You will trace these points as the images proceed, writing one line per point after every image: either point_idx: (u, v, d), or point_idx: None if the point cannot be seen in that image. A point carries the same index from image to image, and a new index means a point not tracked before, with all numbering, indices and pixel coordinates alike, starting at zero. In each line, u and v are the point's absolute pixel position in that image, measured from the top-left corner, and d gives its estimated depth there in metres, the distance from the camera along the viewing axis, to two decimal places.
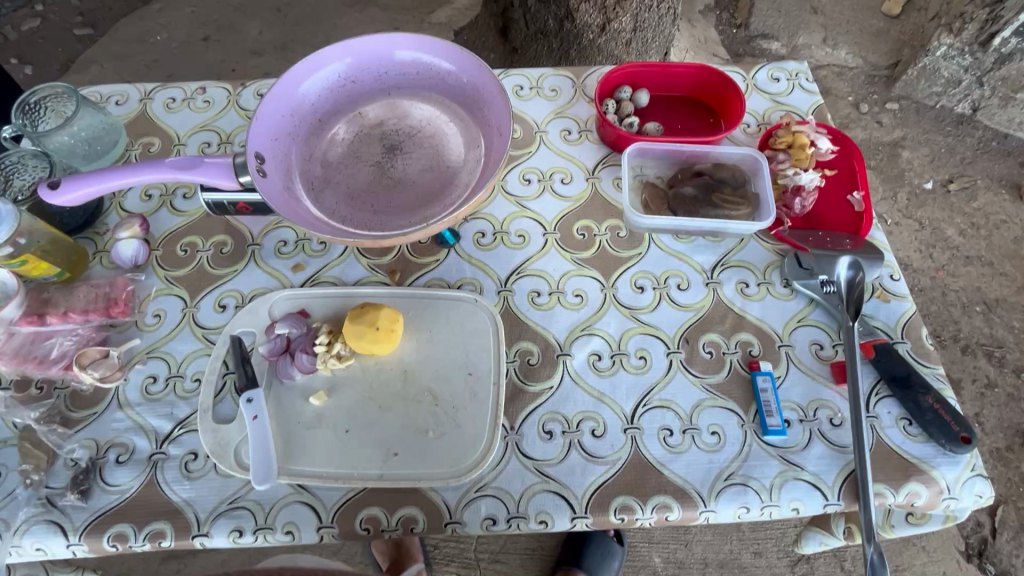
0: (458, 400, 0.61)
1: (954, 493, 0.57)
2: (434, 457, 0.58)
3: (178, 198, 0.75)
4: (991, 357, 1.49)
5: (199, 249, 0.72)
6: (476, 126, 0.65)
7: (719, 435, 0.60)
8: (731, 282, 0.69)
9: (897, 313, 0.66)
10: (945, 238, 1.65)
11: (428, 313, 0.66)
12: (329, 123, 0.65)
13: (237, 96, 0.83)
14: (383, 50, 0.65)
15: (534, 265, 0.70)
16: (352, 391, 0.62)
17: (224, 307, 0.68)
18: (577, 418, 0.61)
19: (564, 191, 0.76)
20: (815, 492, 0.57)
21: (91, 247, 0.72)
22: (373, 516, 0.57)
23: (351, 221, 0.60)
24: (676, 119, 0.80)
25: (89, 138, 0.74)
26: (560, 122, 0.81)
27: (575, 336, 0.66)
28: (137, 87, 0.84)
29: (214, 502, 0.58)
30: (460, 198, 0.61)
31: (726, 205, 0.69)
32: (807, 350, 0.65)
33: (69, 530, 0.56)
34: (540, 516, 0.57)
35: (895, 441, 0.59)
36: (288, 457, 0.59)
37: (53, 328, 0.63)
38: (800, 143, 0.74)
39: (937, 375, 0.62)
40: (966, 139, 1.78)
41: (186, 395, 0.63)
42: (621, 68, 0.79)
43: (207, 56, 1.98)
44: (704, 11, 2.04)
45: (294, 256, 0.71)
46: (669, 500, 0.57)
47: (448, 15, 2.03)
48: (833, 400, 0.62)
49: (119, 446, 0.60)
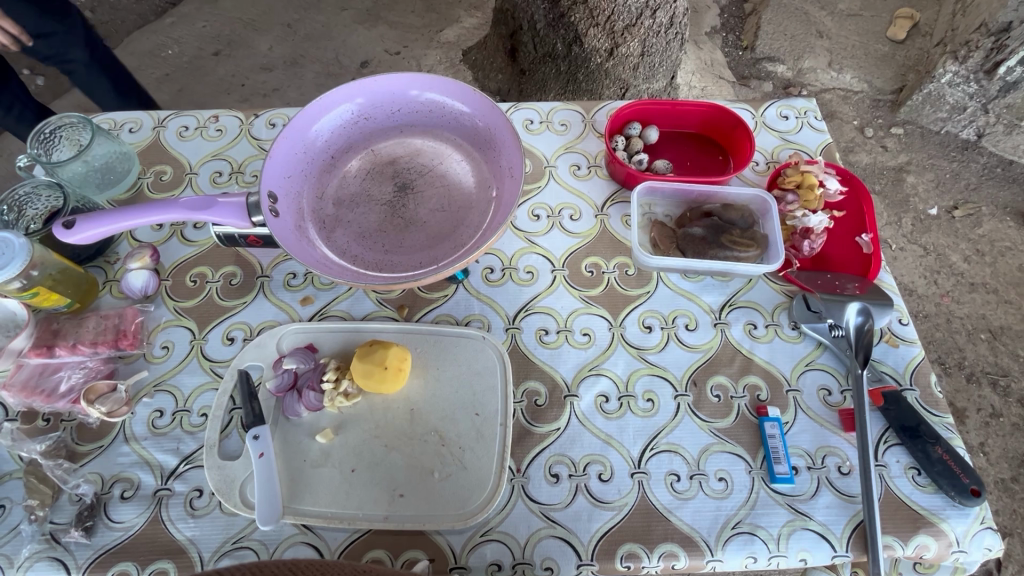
0: (464, 441, 0.61)
1: (963, 546, 0.56)
2: (439, 498, 0.58)
3: (189, 227, 0.76)
4: (996, 386, 1.49)
5: (209, 280, 0.72)
6: (488, 165, 0.65)
7: (726, 482, 0.60)
8: (739, 323, 0.69)
9: (905, 359, 0.66)
10: (950, 264, 1.65)
11: (435, 351, 0.66)
12: (341, 160, 0.66)
13: (249, 125, 0.83)
14: (396, 89, 0.65)
15: (542, 302, 0.71)
16: (359, 430, 0.62)
17: (232, 340, 0.68)
18: (584, 461, 0.61)
19: (572, 227, 0.76)
20: (823, 543, 0.57)
21: (101, 277, 0.72)
22: (378, 559, 0.57)
23: (362, 260, 0.61)
24: (685, 156, 0.81)
25: (102, 167, 0.75)
26: (570, 157, 0.81)
27: (582, 376, 0.66)
28: (151, 115, 0.84)
29: (219, 542, 0.57)
30: (471, 238, 0.61)
31: (735, 246, 0.69)
32: (815, 396, 0.64)
33: (72, 567, 0.56)
34: (545, 562, 0.56)
35: (903, 491, 0.59)
36: (293, 496, 0.59)
37: (61, 360, 0.63)
38: (809, 183, 0.74)
39: (947, 424, 0.62)
40: (971, 164, 1.79)
41: (192, 430, 0.63)
42: (631, 104, 0.80)
43: (217, 71, 2.00)
44: (710, 33, 2.06)
45: (303, 289, 0.71)
46: (675, 548, 0.56)
47: (457, 34, 2.05)
48: (841, 447, 0.61)
49: (125, 481, 0.60)
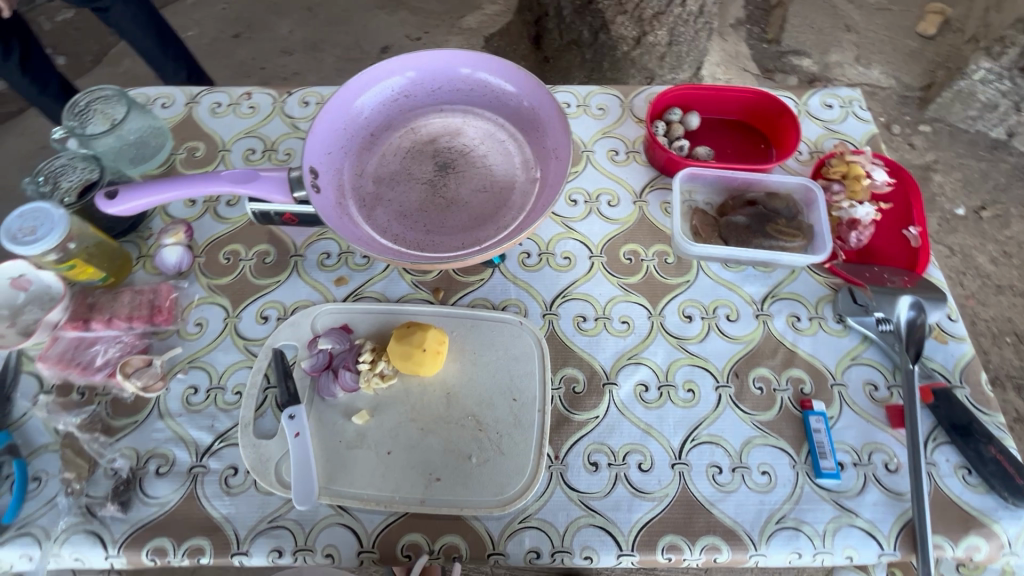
0: (502, 427, 0.60)
1: (1015, 549, 0.55)
2: (477, 483, 0.57)
3: (222, 204, 0.75)
4: (1021, 391, 1.46)
5: (242, 258, 0.71)
6: (532, 146, 0.63)
7: (769, 475, 0.58)
8: (782, 314, 0.68)
9: (954, 356, 0.64)
10: (977, 266, 1.62)
11: (472, 335, 0.65)
12: (381, 138, 0.64)
13: (282, 103, 0.82)
14: (438, 67, 0.64)
15: (580, 288, 0.69)
16: (395, 412, 0.61)
17: (266, 319, 0.67)
18: (623, 450, 0.60)
19: (610, 213, 0.75)
20: (870, 541, 0.55)
21: (135, 252, 0.71)
22: (415, 542, 0.56)
23: (403, 239, 0.59)
24: (727, 143, 0.79)
25: (136, 141, 0.74)
26: (607, 142, 0.80)
27: (621, 364, 0.65)
28: (183, 90, 0.83)
29: (254, 520, 0.57)
30: (514, 220, 0.60)
31: (781, 236, 0.67)
32: (861, 391, 0.63)
33: (108, 542, 0.56)
34: (584, 551, 0.55)
35: (953, 491, 0.57)
36: (329, 477, 0.58)
37: (97, 334, 0.63)
38: (855, 173, 0.72)
39: (998, 423, 0.60)
40: (1000, 164, 1.75)
41: (227, 408, 0.62)
42: (673, 89, 0.78)
43: (237, 53, 1.99)
44: (736, 25, 2.02)
45: (337, 269, 0.70)
46: (718, 541, 0.55)
47: (477, 21, 2.03)
48: (888, 444, 0.60)
49: (159, 457, 0.60)
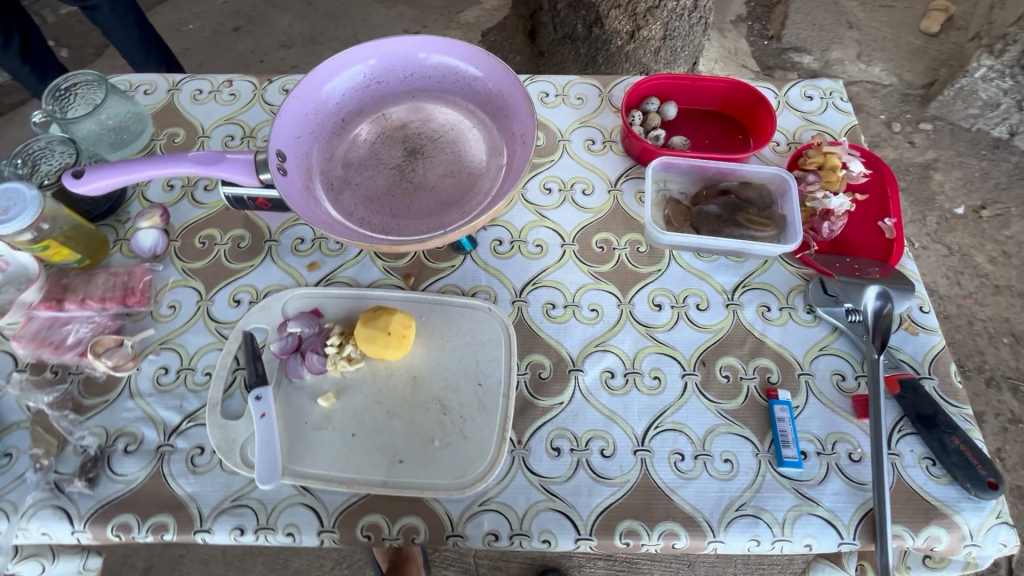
0: (466, 411, 0.60)
1: (976, 540, 0.54)
2: (438, 466, 0.58)
3: (200, 189, 0.76)
4: (1016, 392, 1.44)
5: (217, 242, 0.72)
6: (500, 133, 0.64)
7: (731, 463, 0.58)
8: (752, 304, 0.67)
9: (924, 347, 0.63)
10: (974, 265, 1.60)
11: (440, 320, 0.65)
12: (352, 123, 0.65)
13: (262, 91, 0.83)
14: (409, 52, 0.64)
15: (550, 276, 0.69)
16: (361, 395, 0.61)
17: (238, 303, 0.68)
18: (586, 436, 0.60)
19: (585, 202, 0.75)
20: (829, 529, 0.55)
21: (112, 235, 0.72)
22: (375, 523, 0.57)
23: (369, 223, 0.60)
24: (704, 133, 0.79)
25: (116, 126, 0.76)
26: (584, 132, 0.80)
27: (588, 351, 0.65)
28: (166, 78, 0.84)
29: (218, 498, 0.58)
30: (479, 205, 0.60)
31: (751, 225, 0.67)
32: (828, 381, 0.62)
33: (74, 517, 0.57)
34: (542, 535, 0.56)
35: (917, 482, 0.57)
36: (293, 457, 0.58)
37: (70, 314, 0.64)
38: (831, 164, 0.71)
39: (965, 415, 0.60)
40: (1002, 164, 1.72)
41: (196, 388, 0.63)
42: (650, 79, 0.78)
43: (237, 47, 2.00)
44: (736, 21, 2.00)
45: (310, 254, 0.71)
46: (676, 528, 0.55)
47: (476, 16, 2.03)
48: (853, 434, 0.60)
49: (128, 435, 0.60)
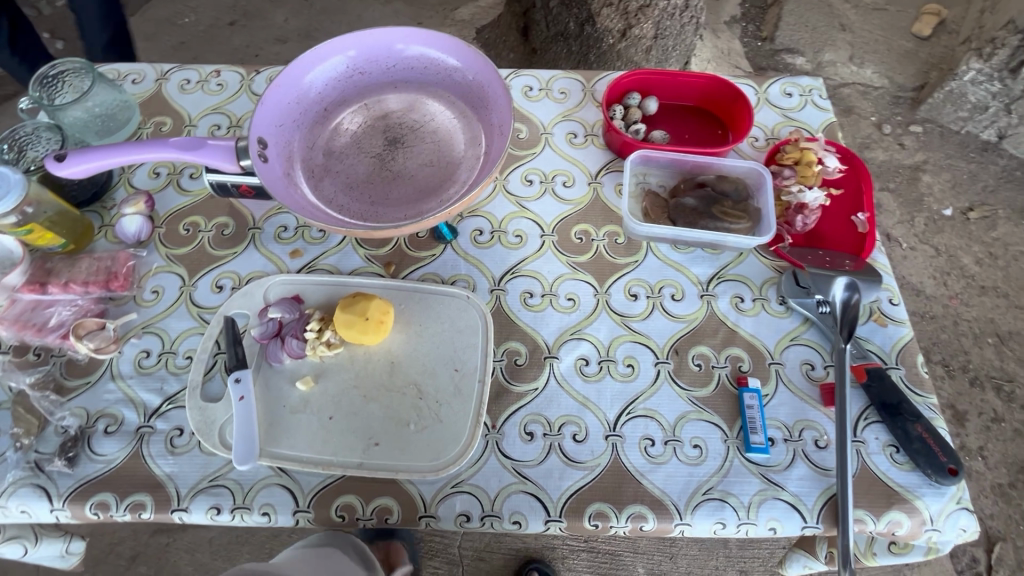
0: (442, 396, 0.61)
1: (936, 525, 0.56)
2: (413, 449, 0.59)
3: (185, 177, 0.77)
4: (999, 392, 1.46)
5: (201, 229, 0.73)
6: (479, 124, 0.65)
7: (700, 449, 0.59)
8: (726, 295, 0.69)
9: (892, 339, 0.65)
10: (960, 266, 1.62)
11: (419, 307, 0.66)
12: (335, 112, 0.66)
13: (250, 81, 0.84)
14: (391, 43, 0.65)
15: (529, 265, 0.71)
16: (339, 379, 0.62)
17: (221, 288, 0.69)
18: (559, 421, 0.61)
19: (565, 194, 0.76)
20: (794, 513, 0.56)
21: (97, 221, 0.73)
22: (349, 504, 0.58)
23: (348, 210, 0.61)
24: (684, 128, 0.80)
25: (103, 114, 0.76)
26: (567, 125, 0.81)
27: (564, 339, 0.66)
28: (154, 67, 0.85)
29: (196, 478, 0.58)
30: (457, 194, 0.61)
31: (725, 217, 0.68)
32: (798, 370, 0.64)
33: (53, 495, 0.58)
34: (513, 516, 0.57)
35: (880, 468, 0.58)
36: (270, 439, 0.59)
37: (53, 297, 0.65)
38: (807, 160, 0.72)
39: (930, 404, 0.61)
40: (990, 166, 1.74)
41: (177, 371, 0.64)
42: (631, 74, 0.79)
43: (232, 41, 2.01)
44: (730, 22, 2.01)
45: (293, 242, 0.72)
46: (645, 510, 0.57)
47: (472, 13, 2.04)
48: (820, 421, 0.61)
49: (109, 417, 0.61)
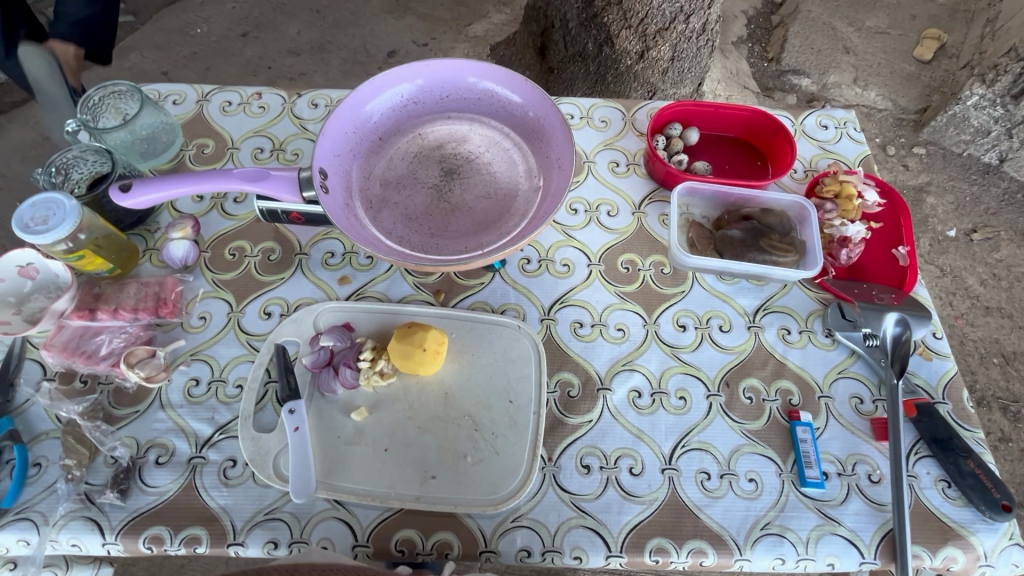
0: (497, 427, 0.61)
1: (991, 561, 0.57)
2: (471, 482, 0.58)
3: (230, 201, 0.76)
4: (1006, 412, 1.49)
5: (248, 254, 0.73)
6: (536, 156, 0.66)
7: (756, 483, 0.60)
8: (773, 327, 0.69)
9: (938, 373, 0.66)
10: (966, 287, 1.65)
11: (471, 336, 0.66)
12: (389, 142, 0.67)
13: (292, 104, 0.84)
14: (448, 75, 0.67)
15: (577, 295, 0.71)
16: (394, 410, 0.62)
17: (269, 315, 0.69)
18: (615, 454, 0.61)
19: (609, 223, 0.76)
20: (851, 549, 0.57)
21: (142, 244, 0.73)
22: (409, 538, 0.57)
23: (408, 242, 0.62)
24: (724, 159, 0.81)
25: (148, 136, 0.75)
26: (608, 154, 0.82)
27: (616, 370, 0.66)
28: (194, 88, 0.85)
29: (251, 511, 0.58)
30: (516, 227, 0.62)
31: (773, 251, 0.69)
32: (847, 404, 0.65)
33: (106, 528, 0.57)
34: (574, 551, 0.57)
35: (933, 503, 0.59)
36: (327, 471, 0.59)
37: (102, 324, 0.64)
38: (848, 193, 0.73)
39: (978, 439, 0.63)
40: (991, 189, 1.77)
41: (227, 400, 0.63)
42: (673, 105, 0.80)
43: (245, 52, 2.00)
44: (737, 43, 2.03)
45: (341, 268, 0.72)
46: (704, 545, 0.57)
47: (484, 30, 2.06)
48: (872, 455, 0.62)
49: (160, 447, 0.61)
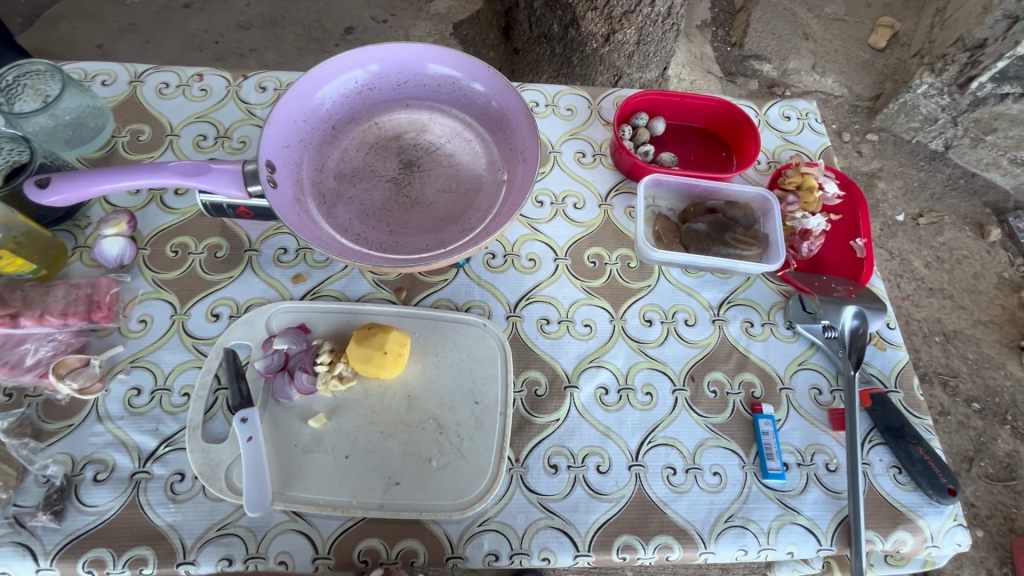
0: (463, 429, 0.60)
1: (936, 541, 0.59)
2: (436, 488, 0.57)
3: (170, 193, 0.71)
4: (945, 386, 1.57)
5: (192, 251, 0.68)
6: (500, 148, 0.63)
7: (720, 476, 0.61)
8: (737, 320, 0.70)
9: (891, 362, 0.68)
10: (912, 269, 1.72)
11: (435, 336, 0.64)
12: (343, 131, 0.63)
13: (237, 87, 0.78)
14: (408, 60, 0.63)
15: (544, 291, 0.69)
16: (354, 415, 0.59)
17: (217, 317, 0.64)
18: (583, 452, 0.61)
19: (576, 216, 0.75)
20: (810, 536, 0.59)
21: (71, 242, 0.67)
22: (372, 547, 0.56)
23: (366, 239, 0.58)
24: (690, 150, 0.81)
25: (73, 122, 0.69)
26: (575, 144, 0.80)
27: (583, 368, 0.65)
28: (126, 67, 0.78)
29: (202, 528, 0.55)
30: (480, 223, 0.60)
31: (738, 244, 0.69)
32: (807, 395, 0.66)
33: (39, 554, 0.52)
34: (542, 553, 0.56)
35: (885, 489, 0.61)
36: (283, 483, 0.56)
37: (26, 331, 0.58)
38: (809, 185, 0.74)
39: (927, 426, 0.65)
40: (937, 174, 1.84)
41: (173, 410, 0.59)
42: (639, 94, 0.79)
43: (188, 25, 1.85)
44: (702, 26, 2.02)
45: (295, 266, 0.68)
46: (670, 540, 0.57)
47: (447, 6, 1.97)
48: (830, 445, 0.63)
49: (98, 462, 0.56)
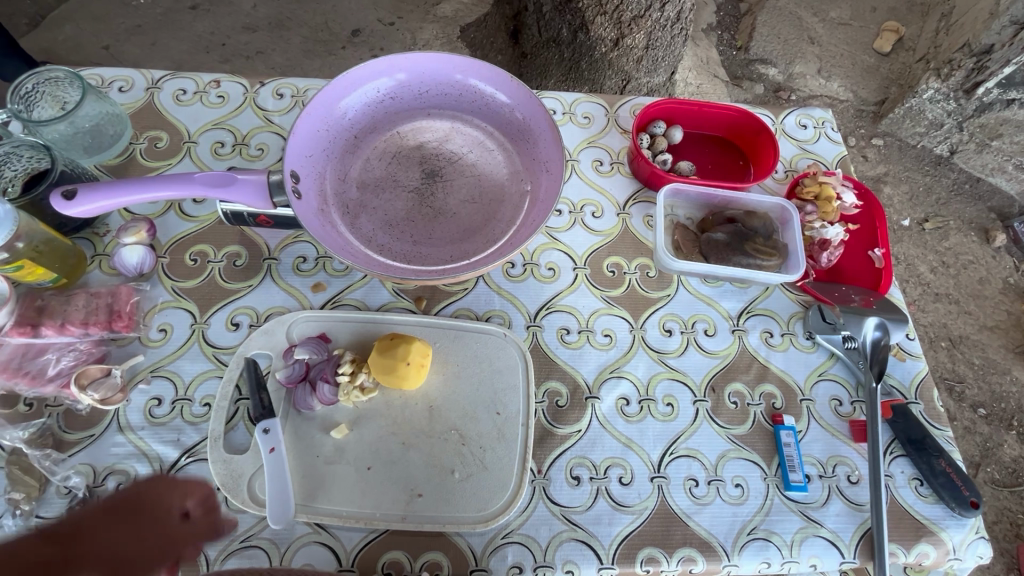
0: (485, 441, 0.59)
1: (959, 554, 0.59)
2: (459, 499, 0.57)
3: (188, 201, 0.71)
4: (951, 392, 1.58)
5: (211, 259, 0.67)
6: (522, 159, 0.63)
7: (742, 488, 0.61)
8: (756, 330, 0.70)
9: (910, 373, 0.68)
10: (917, 274, 1.73)
11: (455, 346, 0.64)
12: (365, 140, 0.63)
13: (254, 93, 0.78)
14: (430, 69, 0.63)
15: (563, 300, 0.69)
16: (376, 426, 0.59)
17: (237, 326, 0.64)
18: (605, 464, 0.61)
19: (594, 225, 0.75)
20: (832, 549, 0.59)
21: (89, 250, 0.66)
22: (396, 560, 0.55)
23: (389, 250, 0.58)
24: (708, 159, 0.81)
25: (91, 129, 0.68)
26: (592, 152, 0.80)
27: (603, 378, 0.65)
28: (143, 73, 0.77)
29: (225, 539, 0.54)
30: (503, 234, 0.60)
31: (758, 254, 0.68)
32: (827, 406, 0.66)
33: None
34: (566, 565, 0.56)
35: (907, 501, 0.61)
36: (306, 494, 0.56)
37: (47, 340, 0.58)
38: (827, 195, 0.74)
39: (947, 437, 0.65)
40: (942, 179, 1.84)
41: (194, 420, 0.59)
42: (657, 103, 0.79)
43: (194, 27, 1.85)
44: (707, 30, 2.02)
45: (314, 274, 0.68)
46: (693, 553, 0.57)
47: (454, 9, 1.96)
48: (851, 457, 0.63)
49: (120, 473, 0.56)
